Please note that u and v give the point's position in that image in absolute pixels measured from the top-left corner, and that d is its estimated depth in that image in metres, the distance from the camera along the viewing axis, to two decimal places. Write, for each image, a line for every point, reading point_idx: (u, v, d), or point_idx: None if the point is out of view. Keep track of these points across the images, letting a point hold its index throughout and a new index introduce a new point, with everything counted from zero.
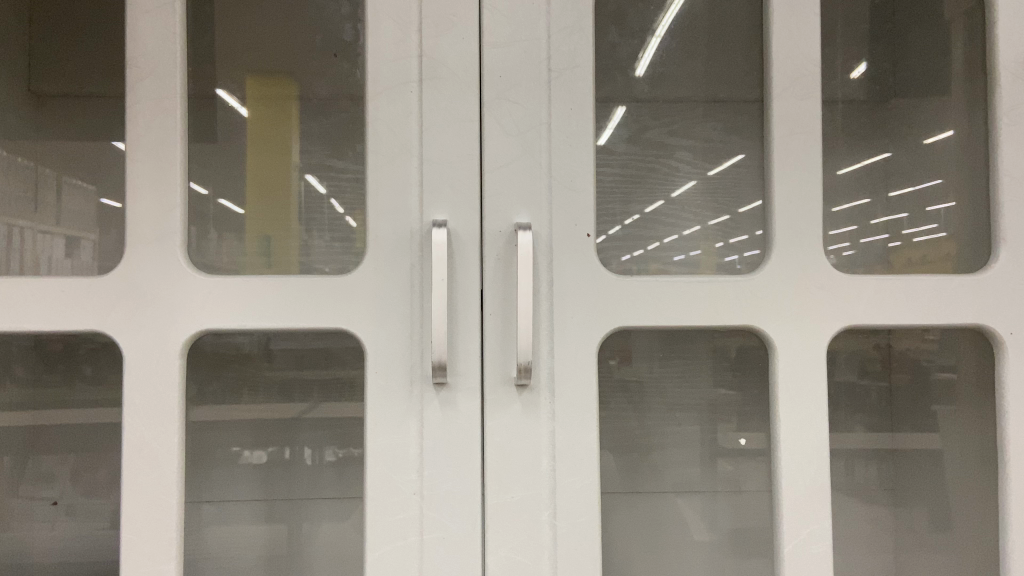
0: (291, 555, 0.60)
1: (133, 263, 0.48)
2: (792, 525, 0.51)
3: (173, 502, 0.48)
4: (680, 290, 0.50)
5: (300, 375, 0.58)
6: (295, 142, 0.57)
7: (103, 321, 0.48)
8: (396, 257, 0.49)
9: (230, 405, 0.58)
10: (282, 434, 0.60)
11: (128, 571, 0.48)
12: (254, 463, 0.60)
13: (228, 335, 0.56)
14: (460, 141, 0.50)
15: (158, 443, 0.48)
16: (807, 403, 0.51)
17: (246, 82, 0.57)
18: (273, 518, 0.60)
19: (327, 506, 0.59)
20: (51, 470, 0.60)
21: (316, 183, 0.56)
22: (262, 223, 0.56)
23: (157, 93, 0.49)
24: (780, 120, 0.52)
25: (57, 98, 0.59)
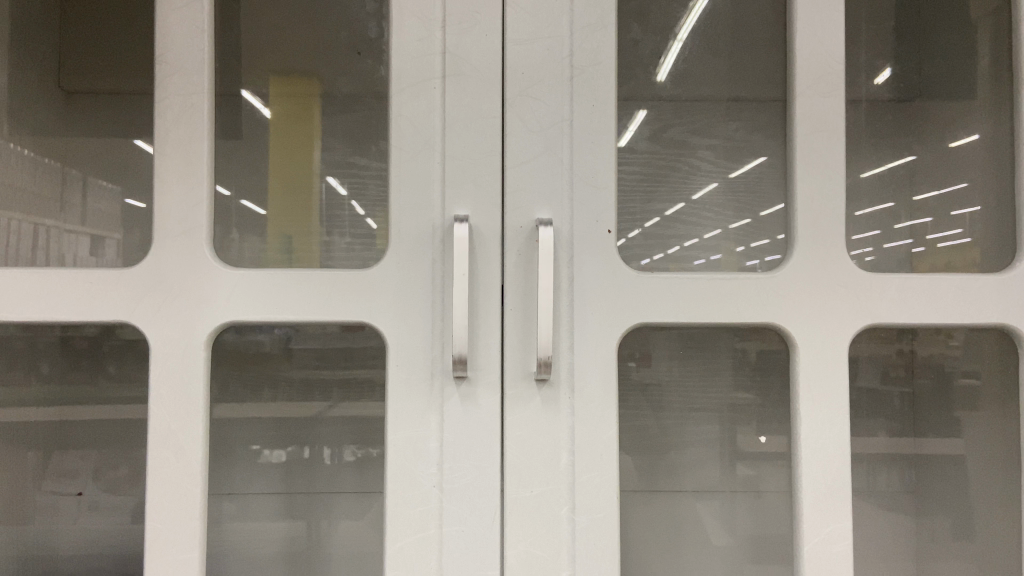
0: (311, 550, 0.61)
1: (159, 255, 0.49)
2: (814, 524, 0.50)
3: (198, 492, 0.49)
4: (701, 287, 0.50)
5: (320, 375, 0.59)
6: (317, 140, 0.58)
7: (131, 313, 0.49)
8: (418, 252, 0.49)
9: (251, 404, 0.59)
10: (303, 433, 0.60)
11: (152, 560, 0.48)
12: (275, 462, 0.61)
13: (250, 333, 0.57)
14: (482, 138, 0.50)
15: (183, 433, 0.49)
16: (829, 401, 0.50)
17: (269, 81, 0.58)
18: (293, 514, 0.61)
19: (348, 501, 0.60)
20: (77, 463, 0.61)
21: (337, 185, 0.57)
22: (284, 222, 0.57)
23: (186, 88, 0.50)
24: (803, 118, 0.52)
25: (83, 100, 0.60)
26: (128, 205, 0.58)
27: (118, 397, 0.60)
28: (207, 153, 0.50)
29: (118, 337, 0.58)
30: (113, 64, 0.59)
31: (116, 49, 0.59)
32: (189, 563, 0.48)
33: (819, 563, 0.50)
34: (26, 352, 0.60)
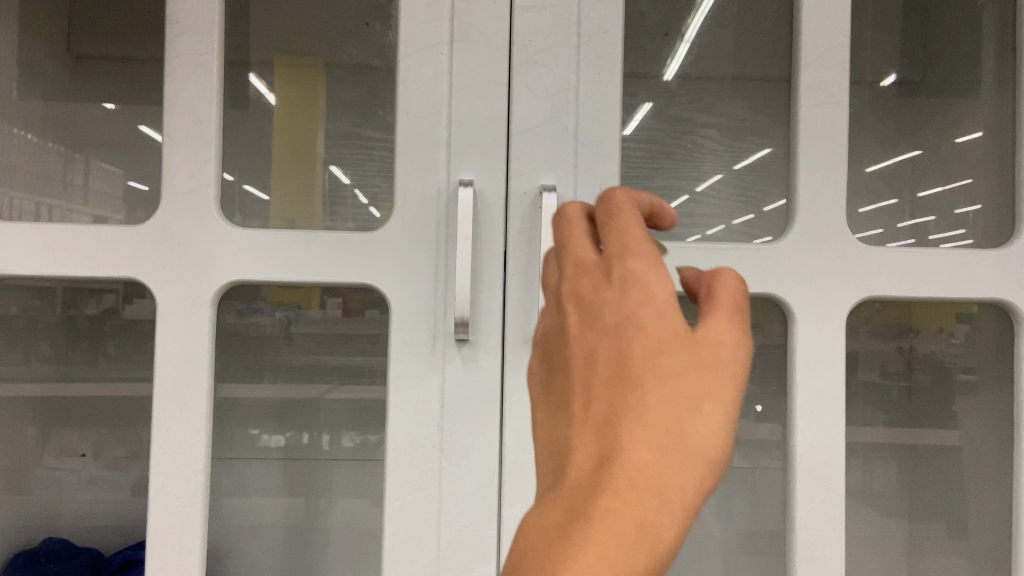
0: (311, 528, 0.62)
1: (166, 212, 0.49)
2: (807, 490, 0.51)
3: (202, 446, 0.49)
4: (703, 258, 0.51)
5: (320, 359, 0.60)
6: (320, 131, 0.58)
7: (138, 269, 0.49)
8: (423, 215, 0.50)
9: (253, 383, 0.60)
10: (303, 419, 0.61)
11: (156, 511, 0.49)
12: (273, 447, 0.61)
13: (250, 316, 0.59)
14: (489, 103, 0.50)
15: (188, 388, 0.49)
16: (826, 371, 0.51)
17: (275, 66, 0.58)
18: (294, 491, 0.62)
19: (344, 474, 0.61)
20: (75, 443, 0.62)
21: (339, 174, 0.57)
22: (286, 209, 0.57)
23: (197, 47, 0.50)
24: (808, 91, 0.52)
25: (90, 82, 0.61)
26: (131, 187, 0.59)
27: (120, 374, 0.61)
28: (216, 113, 0.50)
29: (120, 316, 0.60)
30: (127, 35, 0.60)
31: (124, 27, 0.60)
32: (192, 516, 0.49)
33: (811, 530, 0.51)
34: (28, 331, 0.61)
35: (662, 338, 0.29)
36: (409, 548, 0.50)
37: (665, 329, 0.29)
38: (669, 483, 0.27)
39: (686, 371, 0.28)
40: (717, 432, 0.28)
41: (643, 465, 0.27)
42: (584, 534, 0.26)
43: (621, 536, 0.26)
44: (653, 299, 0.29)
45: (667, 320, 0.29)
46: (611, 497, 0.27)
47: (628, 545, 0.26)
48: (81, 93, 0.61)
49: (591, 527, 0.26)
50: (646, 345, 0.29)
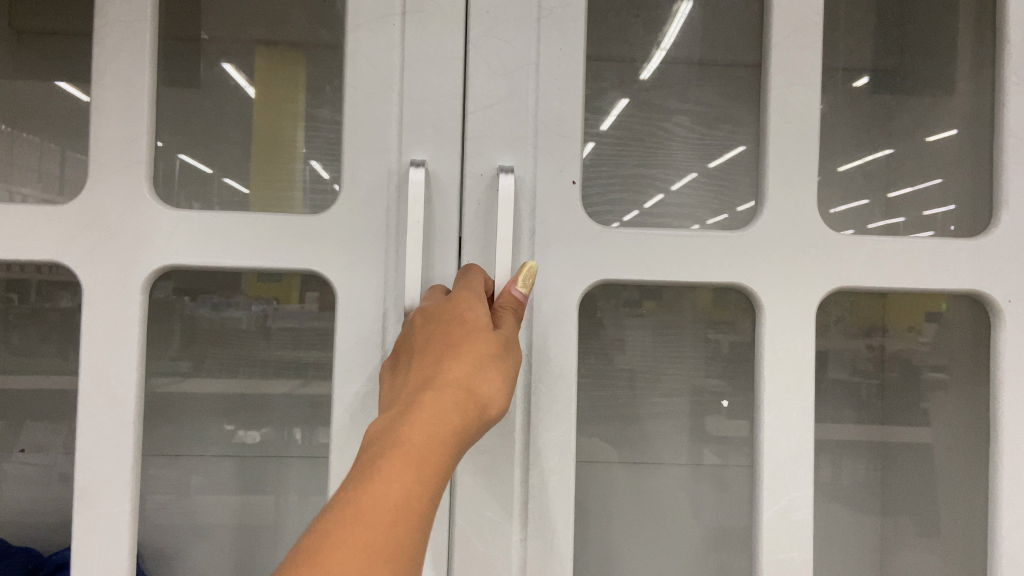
0: (259, 530, 0.59)
1: (94, 191, 0.46)
2: (773, 491, 0.49)
3: (133, 442, 0.46)
4: (665, 245, 0.48)
5: (295, 355, 0.57)
6: (301, 119, 0.55)
7: (64, 252, 0.46)
8: (373, 198, 0.47)
9: (222, 378, 0.58)
10: (258, 415, 0.58)
11: (80, 511, 0.45)
12: (248, 442, 0.58)
13: (226, 309, 0.57)
14: (443, 80, 0.48)
15: (117, 379, 0.46)
16: (796, 365, 0.49)
17: (255, 53, 0.56)
18: (246, 491, 0.59)
19: (297, 473, 0.58)
20: (46, 439, 0.59)
21: (320, 169, 0.53)
22: (264, 203, 0.54)
23: (128, 15, 0.47)
24: (779, 69, 0.50)
25: (51, 65, 0.57)
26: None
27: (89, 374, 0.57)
28: (150, 84, 0.47)
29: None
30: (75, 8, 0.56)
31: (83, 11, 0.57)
32: (121, 517, 0.46)
33: (780, 535, 0.49)
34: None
35: (470, 317, 0.40)
36: None
37: (477, 317, 0.41)
38: (474, 396, 0.37)
39: (488, 336, 0.40)
40: (501, 378, 0.39)
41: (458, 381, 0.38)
42: (416, 412, 0.36)
43: (443, 412, 0.36)
44: (472, 302, 0.42)
45: (475, 310, 0.41)
46: (435, 394, 0.37)
47: (448, 416, 0.36)
48: (25, 69, 0.58)
49: (422, 406, 0.36)
50: (467, 321, 0.40)
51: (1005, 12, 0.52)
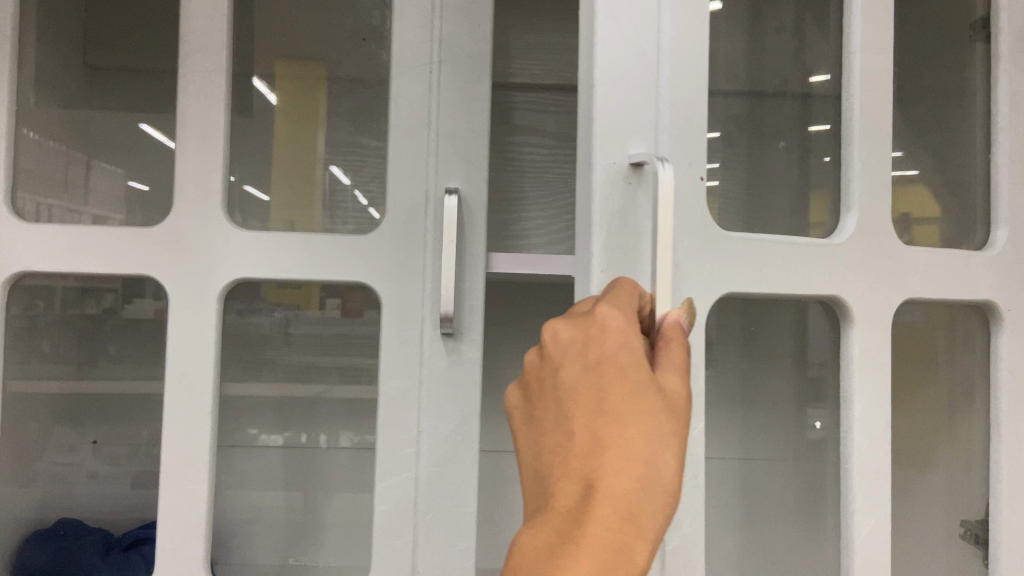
0: (308, 518, 0.68)
1: (176, 216, 0.54)
2: (864, 505, 0.51)
3: (207, 429, 0.54)
4: (781, 252, 0.48)
5: (318, 360, 0.65)
6: (320, 134, 0.62)
7: (150, 267, 0.54)
8: (413, 219, 0.55)
9: (252, 382, 0.64)
10: (303, 419, 0.68)
11: (164, 488, 0.53)
12: (275, 444, 0.67)
13: (248, 315, 0.61)
14: (473, 118, 0.55)
15: (195, 374, 0.54)
16: (876, 376, 0.51)
17: (278, 64, 0.61)
18: (292, 486, 0.68)
19: (338, 470, 0.67)
20: (74, 441, 0.67)
21: (339, 174, 0.60)
22: (283, 208, 0.60)
23: (206, 65, 0.55)
24: (865, 74, 0.52)
25: (105, 92, 0.67)
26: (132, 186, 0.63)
27: (116, 375, 0.66)
28: (224, 121, 0.55)
29: (119, 316, 0.62)
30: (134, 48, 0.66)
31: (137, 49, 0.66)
32: (198, 493, 0.54)
33: (869, 549, 0.50)
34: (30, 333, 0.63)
35: (627, 369, 0.34)
36: (395, 523, 0.54)
37: (636, 368, 0.34)
38: (640, 506, 0.32)
39: (653, 400, 0.33)
40: (673, 463, 0.33)
41: (623, 489, 0.32)
42: (572, 548, 0.31)
43: (609, 548, 0.31)
44: (630, 347, 0.34)
45: (631, 357, 0.34)
46: (594, 513, 0.31)
47: (610, 545, 0.31)
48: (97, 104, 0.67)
49: (579, 534, 0.31)
50: (624, 378, 0.34)
51: (998, 47, 0.58)
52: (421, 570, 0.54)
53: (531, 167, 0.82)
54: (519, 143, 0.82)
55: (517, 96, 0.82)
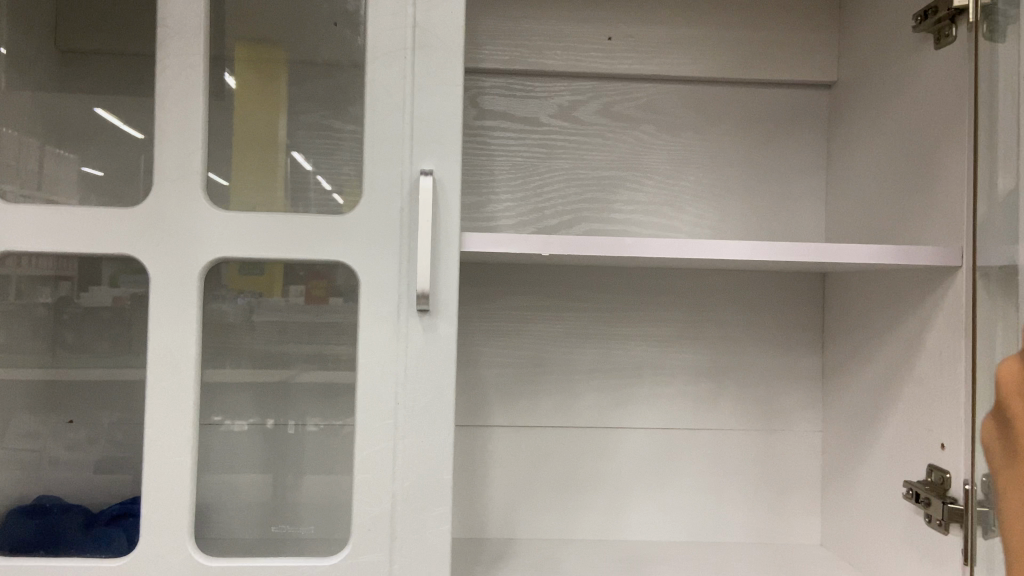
0: (278, 507, 0.61)
1: (157, 197, 0.57)
2: None
3: (191, 402, 0.57)
4: None
5: (283, 347, 0.61)
6: (281, 118, 0.61)
7: (133, 246, 0.57)
8: (388, 200, 0.57)
9: (225, 369, 0.61)
10: (279, 407, 0.62)
11: (149, 459, 0.56)
12: (242, 429, 0.62)
13: (217, 301, 0.59)
14: (447, 102, 0.57)
15: (179, 351, 0.57)
16: None
17: (238, 49, 0.60)
18: (268, 469, 0.62)
19: (315, 458, 0.61)
20: (32, 429, 0.64)
21: (302, 160, 0.60)
22: (248, 192, 0.59)
23: (184, 50, 0.58)
24: None
25: (72, 62, 0.62)
26: (85, 172, 0.61)
27: (71, 364, 0.64)
28: (201, 107, 0.58)
29: (76, 304, 0.62)
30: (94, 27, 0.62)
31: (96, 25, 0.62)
32: (183, 464, 0.57)
33: None
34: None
35: None
36: (375, 491, 0.57)
37: None
38: None
39: None
40: None
41: None
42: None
43: None
44: None
45: None
46: None
47: None
48: (71, 86, 0.62)
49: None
50: None
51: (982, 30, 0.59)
52: (399, 535, 0.57)
53: (500, 150, 0.85)
54: (488, 127, 0.85)
55: (485, 80, 0.85)
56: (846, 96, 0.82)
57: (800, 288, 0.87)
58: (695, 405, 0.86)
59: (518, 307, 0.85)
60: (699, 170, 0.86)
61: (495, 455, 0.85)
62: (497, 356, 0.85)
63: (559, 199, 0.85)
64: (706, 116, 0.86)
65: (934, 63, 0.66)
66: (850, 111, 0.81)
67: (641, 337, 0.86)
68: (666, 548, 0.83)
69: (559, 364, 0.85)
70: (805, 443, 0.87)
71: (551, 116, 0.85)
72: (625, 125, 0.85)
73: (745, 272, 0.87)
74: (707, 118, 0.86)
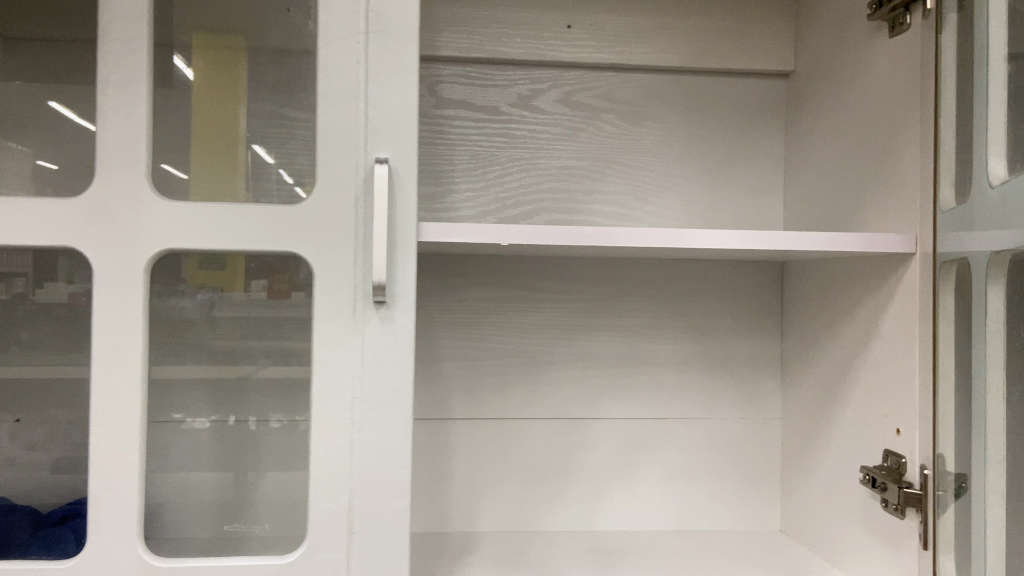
0: (236, 505, 0.60)
1: (101, 187, 0.55)
2: None
3: (139, 399, 0.55)
4: None
5: (245, 343, 0.60)
6: (240, 109, 0.59)
7: (76, 238, 0.55)
8: (343, 190, 0.56)
9: (180, 365, 0.59)
10: (232, 402, 0.61)
11: (96, 458, 0.55)
12: (199, 428, 0.61)
13: (173, 297, 0.58)
14: (402, 89, 0.56)
15: (125, 346, 0.55)
16: None
17: (193, 39, 0.58)
18: (222, 467, 0.61)
19: (274, 456, 0.60)
20: None
21: (263, 152, 0.58)
22: (206, 185, 0.57)
23: (127, 35, 0.56)
24: None
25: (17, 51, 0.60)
26: (39, 165, 0.58)
27: (25, 364, 0.61)
28: (146, 93, 0.56)
29: (31, 301, 0.59)
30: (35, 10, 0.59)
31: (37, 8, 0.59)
32: (131, 463, 0.55)
33: None
34: None
35: None
36: (333, 487, 0.56)
37: None
38: None
39: None
40: None
41: None
42: None
43: None
44: None
45: None
46: None
47: None
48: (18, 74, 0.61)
49: None
50: None
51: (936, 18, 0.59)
52: (357, 532, 0.56)
53: (459, 139, 0.84)
54: (448, 116, 0.83)
55: (444, 69, 0.83)
56: (804, 85, 0.82)
57: (760, 277, 0.87)
58: (657, 395, 0.86)
59: (480, 298, 0.85)
60: (659, 159, 0.86)
61: (457, 448, 0.84)
62: (458, 348, 0.84)
63: (519, 189, 0.84)
64: (665, 105, 0.86)
65: (890, 52, 0.66)
66: (807, 101, 0.81)
67: (602, 327, 0.86)
68: (628, 538, 0.83)
69: (520, 355, 0.85)
70: (765, 431, 0.88)
71: (510, 105, 0.84)
72: (584, 114, 0.85)
73: (706, 262, 0.87)
74: (667, 107, 0.86)
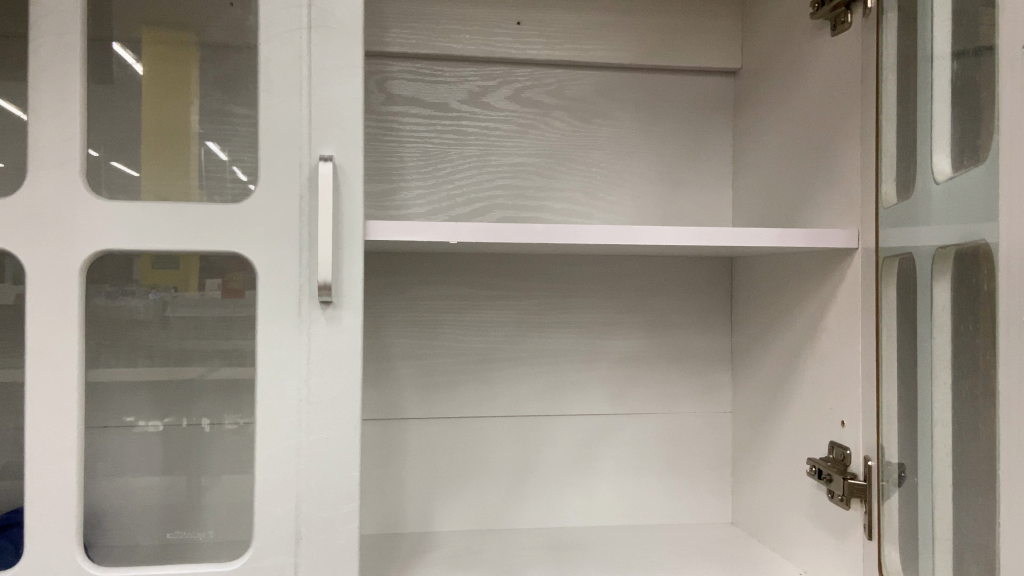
0: (188, 503, 0.58)
1: (35, 187, 0.53)
2: None
3: (75, 404, 0.54)
4: None
5: (197, 343, 0.57)
6: (194, 103, 0.57)
7: (8, 239, 0.53)
8: (286, 188, 0.55)
9: (126, 365, 0.57)
10: (180, 404, 0.59)
11: (30, 465, 0.53)
12: (151, 431, 0.59)
13: (122, 297, 0.56)
14: (346, 85, 0.55)
15: (60, 350, 0.53)
16: None
17: (144, 38, 0.57)
18: (169, 469, 0.58)
19: (226, 458, 0.57)
20: None
21: (216, 148, 0.56)
22: (157, 181, 0.55)
23: (60, 29, 0.54)
24: None
25: None
26: None
27: None
28: (80, 89, 0.54)
29: None
30: None
31: None
32: (67, 470, 0.53)
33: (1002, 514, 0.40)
34: None
35: None
36: (279, 491, 0.55)
37: None
38: None
39: None
40: None
41: None
42: None
43: None
44: None
45: None
46: None
47: None
48: None
49: None
50: None
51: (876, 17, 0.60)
52: (306, 535, 0.55)
53: (410, 136, 0.83)
54: (398, 112, 0.82)
55: (394, 65, 0.82)
56: (750, 82, 0.83)
57: (710, 271, 0.88)
58: (610, 391, 0.87)
59: (432, 297, 0.84)
60: (609, 156, 0.86)
61: (411, 447, 0.84)
62: (411, 347, 0.84)
63: (471, 186, 0.84)
64: (615, 102, 0.86)
65: (832, 50, 0.67)
66: (753, 98, 0.83)
67: (554, 323, 0.86)
68: (581, 533, 0.84)
69: (473, 353, 0.85)
70: (718, 424, 0.89)
71: (461, 101, 0.84)
72: (534, 111, 0.85)
73: (657, 258, 0.88)
74: (616, 104, 0.86)
